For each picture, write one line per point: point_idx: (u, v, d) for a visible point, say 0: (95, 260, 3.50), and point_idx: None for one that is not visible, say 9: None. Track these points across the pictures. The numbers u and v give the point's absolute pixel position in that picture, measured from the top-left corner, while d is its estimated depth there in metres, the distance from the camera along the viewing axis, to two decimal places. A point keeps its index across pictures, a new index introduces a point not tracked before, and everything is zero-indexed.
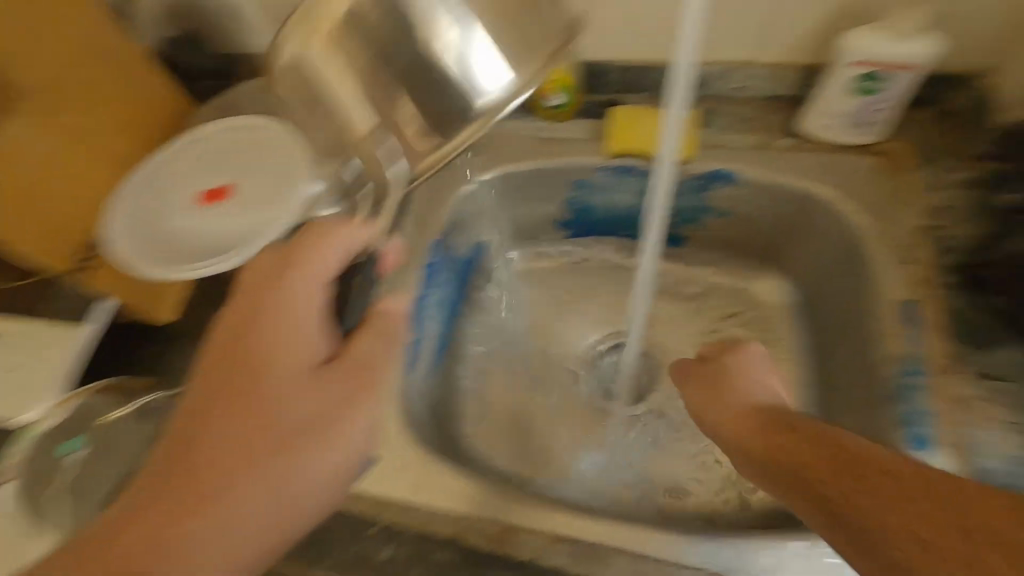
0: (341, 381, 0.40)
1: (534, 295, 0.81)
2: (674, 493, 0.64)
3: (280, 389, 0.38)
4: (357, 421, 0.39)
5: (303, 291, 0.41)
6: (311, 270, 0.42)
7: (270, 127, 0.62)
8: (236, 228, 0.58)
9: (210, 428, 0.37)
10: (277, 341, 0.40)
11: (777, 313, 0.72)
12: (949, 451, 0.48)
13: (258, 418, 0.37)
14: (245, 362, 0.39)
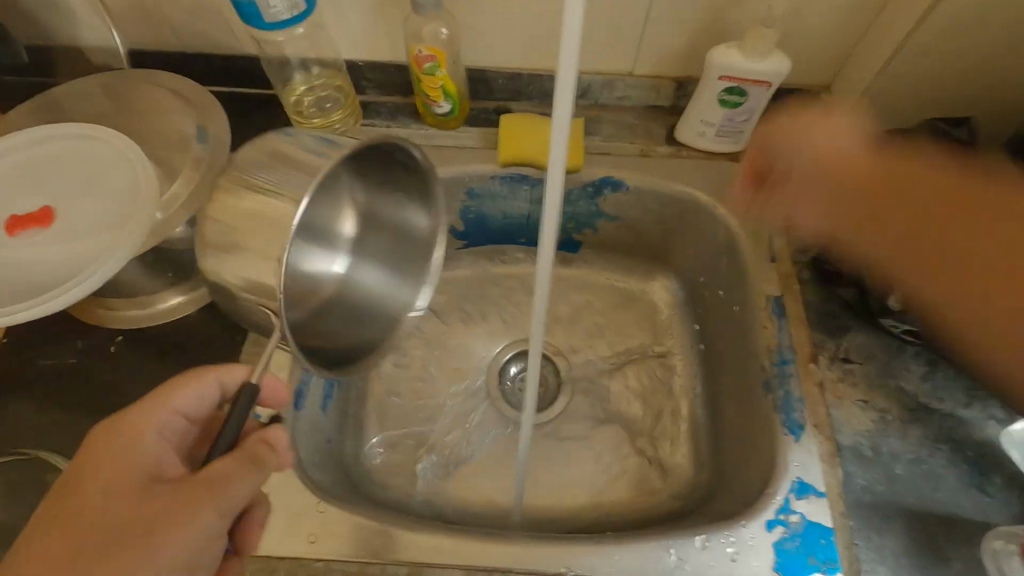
0: (168, 498, 0.37)
1: (435, 309, 0.78)
2: (584, 497, 0.65)
3: (116, 511, 0.37)
4: (173, 540, 0.35)
5: (161, 422, 0.42)
6: (174, 402, 0.43)
7: (99, 139, 0.53)
8: (59, 259, 0.48)
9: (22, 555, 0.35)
10: (119, 463, 0.39)
11: (667, 312, 0.76)
12: (817, 433, 0.53)
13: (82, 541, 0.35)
14: (86, 477, 0.38)
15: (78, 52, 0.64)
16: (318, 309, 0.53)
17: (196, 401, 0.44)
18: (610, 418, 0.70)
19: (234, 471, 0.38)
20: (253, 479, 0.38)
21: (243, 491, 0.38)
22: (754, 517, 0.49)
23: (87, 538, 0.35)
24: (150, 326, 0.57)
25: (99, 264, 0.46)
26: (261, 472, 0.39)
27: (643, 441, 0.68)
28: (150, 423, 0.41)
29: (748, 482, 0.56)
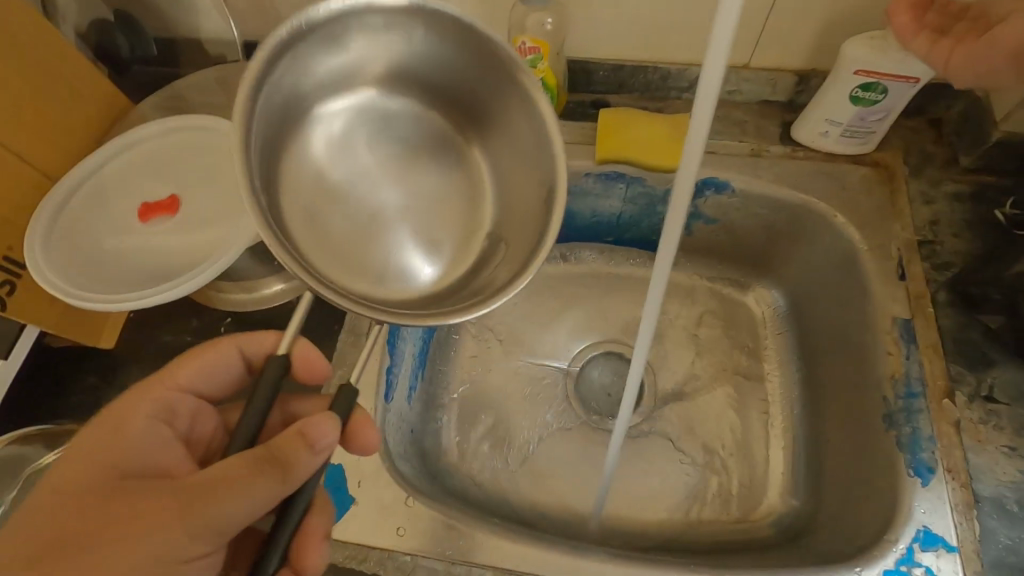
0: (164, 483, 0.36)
1: (515, 304, 0.77)
2: (667, 515, 0.62)
3: (106, 491, 0.36)
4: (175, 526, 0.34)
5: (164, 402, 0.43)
6: (177, 383, 0.44)
7: (218, 131, 0.55)
8: (185, 248, 0.51)
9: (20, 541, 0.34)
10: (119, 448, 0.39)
11: (766, 323, 0.71)
12: (949, 478, 0.48)
13: (68, 513, 0.35)
14: (90, 453, 0.38)
15: (198, 43, 0.68)
16: (514, 232, 0.45)
17: (208, 379, 0.46)
18: (699, 432, 0.66)
19: (254, 473, 0.35)
20: (265, 489, 0.35)
21: (252, 499, 0.35)
22: (871, 564, 0.45)
23: (76, 514, 0.35)
24: (253, 311, 0.59)
25: (219, 255, 0.48)
26: (283, 481, 0.36)
27: (733, 460, 0.64)
28: (155, 402, 0.43)
29: (859, 522, 0.51)
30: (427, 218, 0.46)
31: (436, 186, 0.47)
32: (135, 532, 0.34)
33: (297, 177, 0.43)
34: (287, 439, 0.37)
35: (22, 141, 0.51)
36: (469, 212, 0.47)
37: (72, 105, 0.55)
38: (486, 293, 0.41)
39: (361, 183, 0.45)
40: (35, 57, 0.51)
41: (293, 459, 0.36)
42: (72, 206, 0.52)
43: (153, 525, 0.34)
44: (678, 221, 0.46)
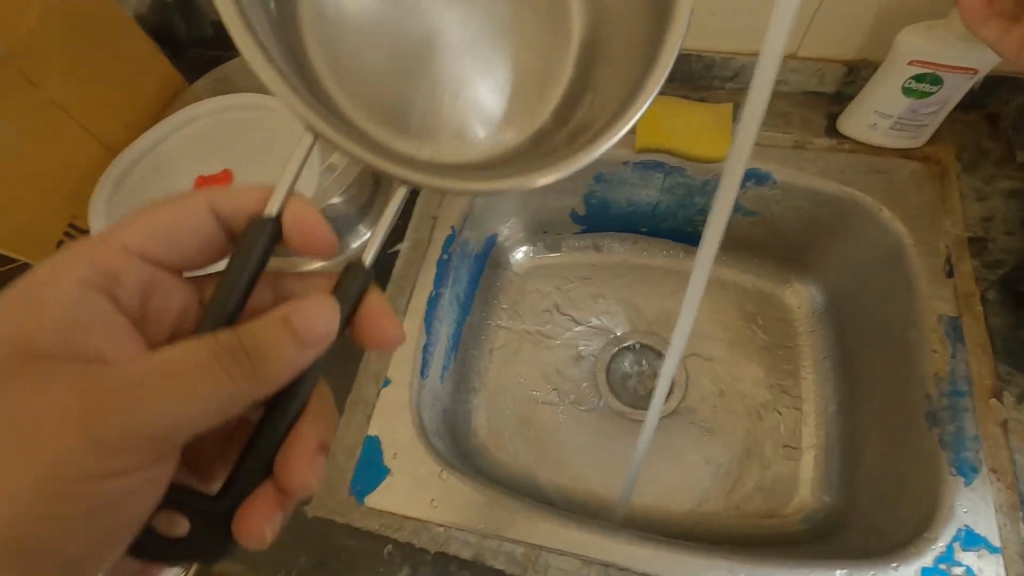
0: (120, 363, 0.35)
1: (547, 291, 0.77)
2: (694, 505, 0.62)
3: (41, 360, 0.36)
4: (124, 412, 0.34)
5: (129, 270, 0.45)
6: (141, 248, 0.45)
7: (270, 109, 0.57)
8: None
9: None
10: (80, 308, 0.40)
11: (802, 319, 0.70)
12: (993, 479, 0.47)
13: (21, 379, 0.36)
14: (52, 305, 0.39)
15: None
16: (601, 77, 0.41)
17: (172, 247, 0.46)
18: (731, 425, 0.66)
19: (219, 361, 0.34)
20: (224, 380, 0.34)
21: (213, 386, 0.34)
22: (909, 561, 0.45)
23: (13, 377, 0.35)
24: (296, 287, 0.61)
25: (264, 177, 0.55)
26: (252, 372, 0.34)
27: (763, 454, 0.64)
28: (91, 267, 0.42)
29: (896, 520, 0.50)
30: (483, 60, 0.43)
31: (484, 23, 0.44)
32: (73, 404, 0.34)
33: (336, 44, 0.41)
34: (272, 326, 0.34)
35: (90, 118, 0.54)
36: (533, 50, 0.44)
37: (134, 83, 0.57)
38: (586, 136, 0.38)
39: (408, 16, 0.43)
40: (99, 37, 0.53)
41: (268, 349, 0.34)
42: (131, 176, 0.55)
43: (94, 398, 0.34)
44: (722, 219, 0.46)
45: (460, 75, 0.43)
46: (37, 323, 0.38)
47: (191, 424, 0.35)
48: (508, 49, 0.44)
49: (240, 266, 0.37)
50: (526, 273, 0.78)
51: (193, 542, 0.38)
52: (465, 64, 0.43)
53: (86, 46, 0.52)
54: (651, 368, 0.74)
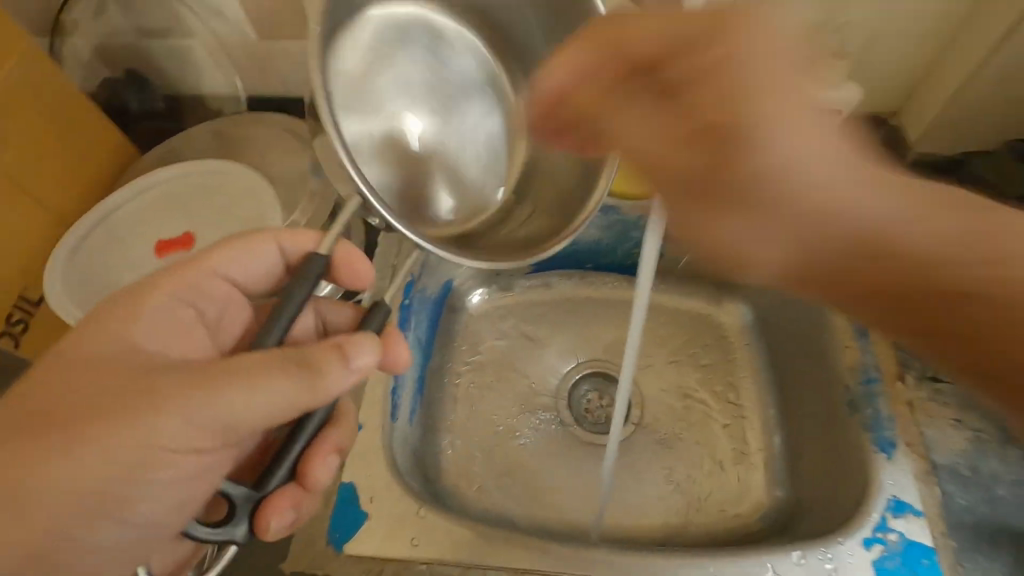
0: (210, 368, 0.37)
1: (505, 328, 0.81)
2: (661, 517, 0.66)
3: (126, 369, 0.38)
4: (199, 414, 0.36)
5: (200, 284, 0.45)
6: (214, 267, 0.46)
7: (231, 173, 0.59)
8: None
9: (79, 387, 0.37)
10: (156, 323, 0.41)
11: (735, 334, 0.77)
12: (910, 451, 0.53)
13: (108, 385, 0.37)
14: (131, 315, 0.41)
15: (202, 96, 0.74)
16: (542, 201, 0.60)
17: (243, 270, 0.47)
18: (686, 437, 0.71)
19: (286, 377, 0.36)
20: (289, 394, 0.36)
21: (280, 399, 0.36)
22: (852, 534, 0.50)
23: (94, 385, 0.37)
24: None
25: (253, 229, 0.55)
26: (314, 389, 0.37)
27: (718, 462, 0.69)
28: (179, 286, 0.44)
29: (837, 501, 0.56)
30: (453, 166, 0.57)
31: (456, 139, 0.57)
32: (148, 413, 0.36)
33: (357, 131, 0.52)
34: (326, 350, 0.38)
35: (43, 189, 0.55)
36: (488, 163, 0.59)
37: (89, 153, 0.59)
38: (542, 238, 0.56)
39: (408, 122, 0.55)
40: (55, 110, 0.55)
41: (326, 367, 0.37)
42: (89, 242, 0.55)
43: (173, 407, 0.36)
44: (653, 253, 0.53)
45: (435, 180, 0.56)
46: (115, 339, 0.39)
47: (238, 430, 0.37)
48: (468, 159, 0.58)
49: (285, 300, 0.40)
50: (483, 315, 0.82)
51: (220, 534, 0.39)
52: (439, 169, 0.56)
53: (42, 119, 0.54)
54: (608, 393, 0.78)
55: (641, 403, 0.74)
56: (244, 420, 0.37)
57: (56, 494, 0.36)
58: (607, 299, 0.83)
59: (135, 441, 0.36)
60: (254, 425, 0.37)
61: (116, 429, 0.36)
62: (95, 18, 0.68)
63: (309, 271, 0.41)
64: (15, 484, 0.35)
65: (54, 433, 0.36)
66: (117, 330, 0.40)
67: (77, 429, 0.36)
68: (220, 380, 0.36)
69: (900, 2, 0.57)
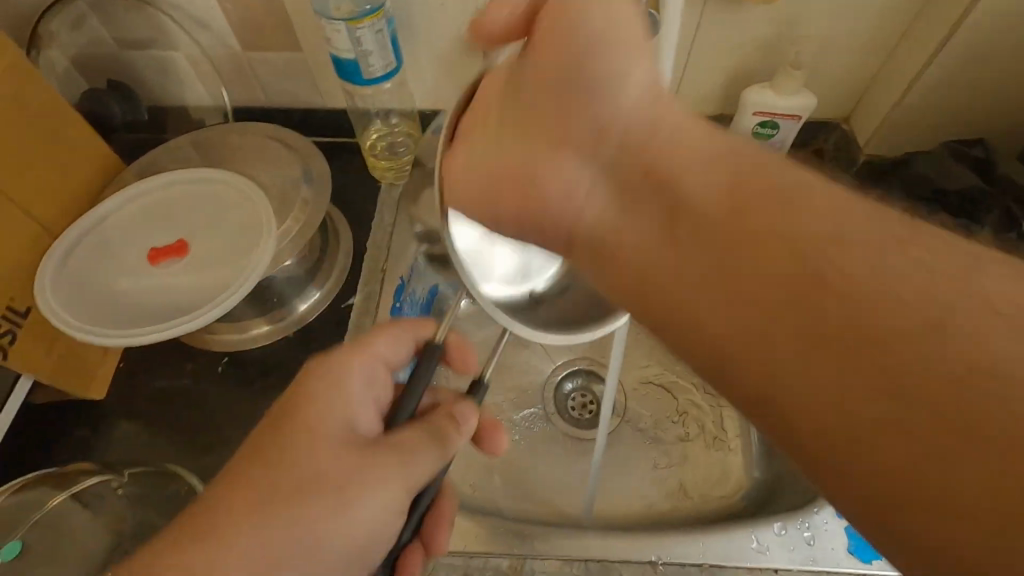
0: (381, 463, 0.39)
1: (490, 332, 0.83)
2: (648, 503, 0.69)
3: (302, 475, 0.37)
4: (370, 505, 0.38)
5: (361, 370, 0.44)
6: (372, 352, 0.45)
7: (220, 182, 0.60)
8: (203, 284, 0.55)
9: (262, 496, 0.36)
10: (330, 419, 0.40)
11: None
12: None
13: (287, 492, 0.37)
14: (307, 418, 0.40)
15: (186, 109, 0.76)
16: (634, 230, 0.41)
17: (398, 355, 0.46)
18: (669, 428, 0.74)
19: (427, 452, 0.40)
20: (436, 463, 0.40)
21: (427, 471, 0.40)
22: (826, 504, 0.54)
23: (265, 485, 0.37)
24: (247, 349, 0.63)
25: (257, 236, 0.56)
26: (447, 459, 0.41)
27: (700, 449, 0.73)
28: (354, 374, 0.43)
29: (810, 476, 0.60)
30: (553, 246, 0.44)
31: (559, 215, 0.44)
32: (352, 492, 0.37)
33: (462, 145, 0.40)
34: (443, 421, 0.42)
35: (29, 199, 0.54)
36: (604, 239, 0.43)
37: (73, 164, 0.59)
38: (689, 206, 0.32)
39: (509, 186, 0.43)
40: (42, 121, 0.55)
41: (453, 441, 0.41)
42: (81, 254, 0.55)
43: (366, 485, 0.38)
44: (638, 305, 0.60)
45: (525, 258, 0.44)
46: (289, 443, 0.38)
47: (376, 523, 0.39)
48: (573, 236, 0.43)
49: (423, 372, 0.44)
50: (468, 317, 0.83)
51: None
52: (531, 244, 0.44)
53: (30, 130, 0.54)
54: (592, 390, 0.80)
55: (624, 396, 0.77)
56: (400, 500, 0.39)
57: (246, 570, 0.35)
58: None
59: (334, 521, 0.37)
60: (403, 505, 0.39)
61: (321, 503, 0.37)
62: (75, 31, 0.68)
63: (434, 352, 0.45)
64: (193, 542, 0.35)
65: (261, 510, 0.36)
66: (320, 415, 0.40)
67: (287, 505, 0.36)
68: (383, 467, 0.39)
69: (853, 5, 0.61)
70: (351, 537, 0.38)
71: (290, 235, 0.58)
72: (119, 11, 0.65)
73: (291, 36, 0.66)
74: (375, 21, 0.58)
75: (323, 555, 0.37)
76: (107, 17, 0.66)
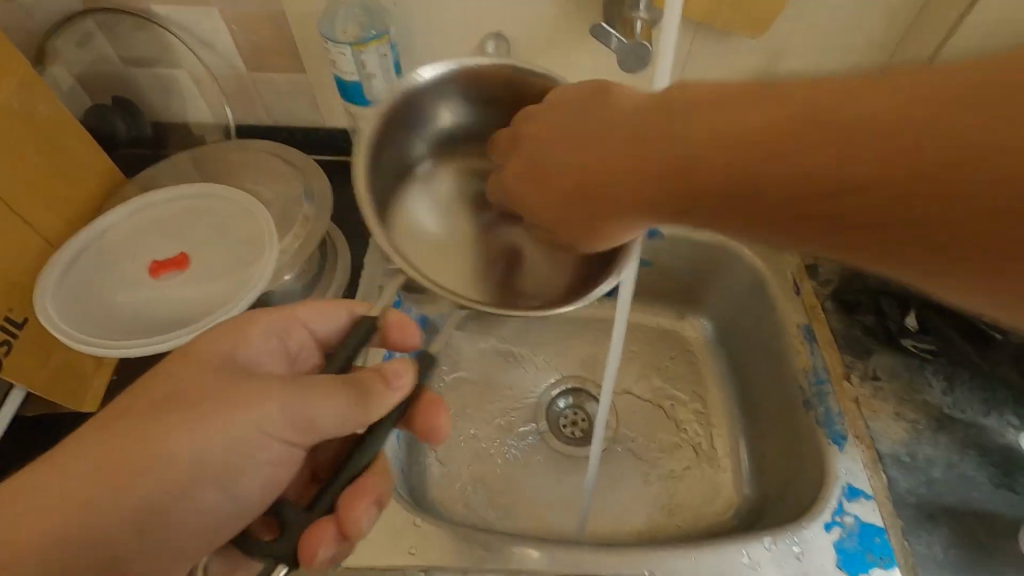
0: (249, 395, 0.40)
1: (484, 349, 0.83)
2: (639, 521, 0.70)
3: (176, 405, 0.39)
4: (234, 428, 0.39)
5: (278, 324, 0.47)
6: (294, 313, 0.47)
7: (223, 198, 0.61)
8: (204, 296, 0.56)
9: (133, 427, 0.39)
10: (222, 354, 0.43)
11: (698, 348, 0.82)
12: (858, 442, 0.60)
13: (151, 419, 0.39)
14: (197, 352, 0.42)
15: (188, 125, 0.77)
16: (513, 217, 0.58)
17: (321, 317, 0.48)
18: (661, 446, 0.75)
19: (336, 398, 0.40)
20: (342, 407, 0.40)
21: (329, 418, 0.40)
22: (814, 519, 0.55)
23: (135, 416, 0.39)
24: None
25: (259, 250, 0.57)
26: (365, 413, 0.41)
27: (691, 466, 0.74)
28: (265, 326, 0.46)
29: (799, 493, 0.62)
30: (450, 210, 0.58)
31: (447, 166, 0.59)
32: (222, 410, 0.39)
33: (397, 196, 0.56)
34: (367, 374, 0.42)
35: (34, 211, 0.55)
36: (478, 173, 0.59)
37: (78, 179, 0.59)
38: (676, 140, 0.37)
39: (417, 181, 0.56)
40: (49, 135, 0.56)
41: (375, 398, 0.41)
42: (82, 265, 0.56)
43: (242, 406, 0.39)
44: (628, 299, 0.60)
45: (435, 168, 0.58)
46: (165, 383, 0.40)
47: (254, 441, 0.40)
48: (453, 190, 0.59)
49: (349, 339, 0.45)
50: (462, 334, 0.84)
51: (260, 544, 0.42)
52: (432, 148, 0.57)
53: (37, 144, 0.54)
54: (584, 409, 0.81)
55: (616, 413, 0.78)
56: (292, 430, 0.40)
57: (93, 459, 0.38)
58: (579, 317, 0.87)
59: (193, 436, 0.39)
60: (286, 432, 0.40)
61: (196, 420, 0.39)
62: (81, 47, 0.69)
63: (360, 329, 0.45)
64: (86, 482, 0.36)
65: (133, 411, 0.39)
66: (214, 348, 0.43)
67: (166, 422, 0.39)
68: (278, 387, 0.40)
69: (834, 39, 0.65)
70: (220, 456, 0.39)
71: (291, 251, 0.60)
72: (126, 30, 0.67)
73: (296, 58, 0.68)
74: (380, 45, 0.60)
75: (195, 469, 0.39)
76: (115, 35, 0.68)
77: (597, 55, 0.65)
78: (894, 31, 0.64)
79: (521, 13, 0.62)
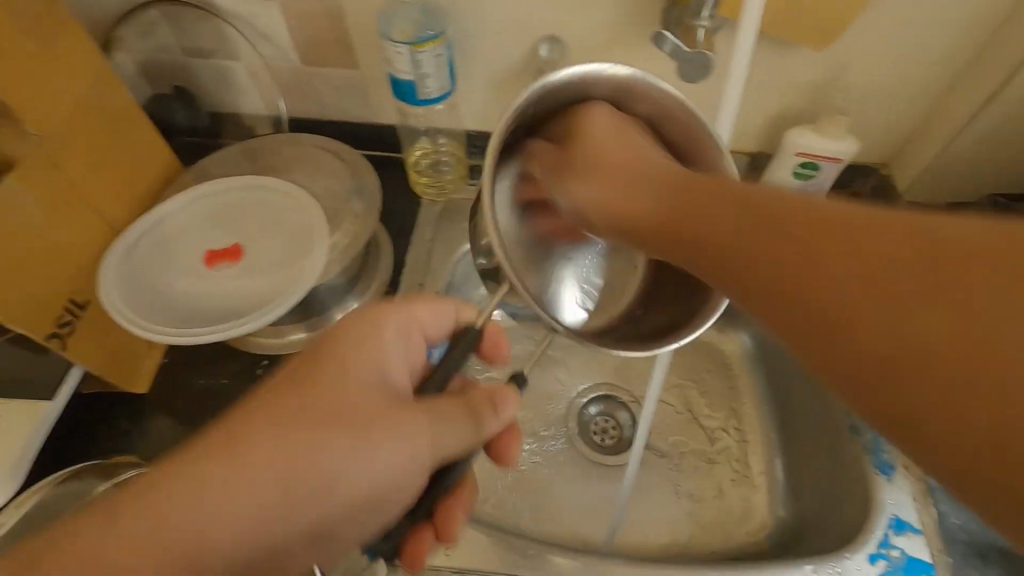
0: (390, 417, 0.40)
1: (518, 351, 0.82)
2: (672, 535, 0.69)
3: (321, 423, 0.38)
4: (382, 450, 0.39)
5: (397, 327, 0.45)
6: (413, 315, 0.46)
7: (276, 191, 0.62)
8: (257, 288, 0.57)
9: (263, 434, 0.37)
10: (352, 359, 0.41)
11: (736, 363, 0.80)
12: (908, 473, 0.58)
13: (285, 428, 0.38)
14: (336, 360, 0.41)
15: (240, 115, 0.79)
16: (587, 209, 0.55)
17: (438, 322, 0.48)
18: (695, 461, 0.74)
19: (459, 426, 0.42)
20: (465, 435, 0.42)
21: (455, 442, 0.41)
22: (859, 550, 0.54)
23: (263, 418, 0.38)
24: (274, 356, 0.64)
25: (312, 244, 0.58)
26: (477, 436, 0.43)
27: (726, 484, 0.72)
28: (394, 326, 0.45)
29: (841, 522, 0.60)
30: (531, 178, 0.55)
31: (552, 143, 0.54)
32: (384, 431, 0.39)
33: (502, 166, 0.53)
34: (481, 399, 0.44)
35: (99, 197, 0.56)
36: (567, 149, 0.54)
37: (140, 168, 0.61)
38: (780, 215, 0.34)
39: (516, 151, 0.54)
40: (117, 123, 0.57)
41: (485, 421, 0.43)
42: (141, 252, 0.58)
43: (391, 429, 0.39)
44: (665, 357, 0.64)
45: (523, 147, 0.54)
46: (306, 396, 0.39)
47: (384, 476, 0.39)
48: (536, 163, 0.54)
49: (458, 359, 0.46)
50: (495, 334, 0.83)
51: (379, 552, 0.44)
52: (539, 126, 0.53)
53: (105, 131, 0.56)
54: (616, 416, 0.80)
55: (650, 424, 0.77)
56: (426, 461, 0.40)
57: (256, 480, 0.37)
58: None
59: (347, 455, 0.38)
60: (418, 474, 0.40)
61: (341, 434, 0.38)
62: (145, 37, 0.71)
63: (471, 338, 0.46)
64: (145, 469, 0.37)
65: (296, 428, 0.38)
66: (359, 355, 0.42)
67: (298, 435, 0.38)
68: (415, 418, 0.40)
69: (902, 52, 0.63)
70: (357, 484, 0.39)
71: (340, 248, 0.60)
72: (189, 21, 0.68)
73: (350, 53, 0.68)
74: (437, 45, 0.60)
75: (333, 497, 0.38)
76: (177, 25, 0.69)
77: (653, 60, 0.64)
78: (969, 47, 0.61)
79: (579, 14, 0.61)
